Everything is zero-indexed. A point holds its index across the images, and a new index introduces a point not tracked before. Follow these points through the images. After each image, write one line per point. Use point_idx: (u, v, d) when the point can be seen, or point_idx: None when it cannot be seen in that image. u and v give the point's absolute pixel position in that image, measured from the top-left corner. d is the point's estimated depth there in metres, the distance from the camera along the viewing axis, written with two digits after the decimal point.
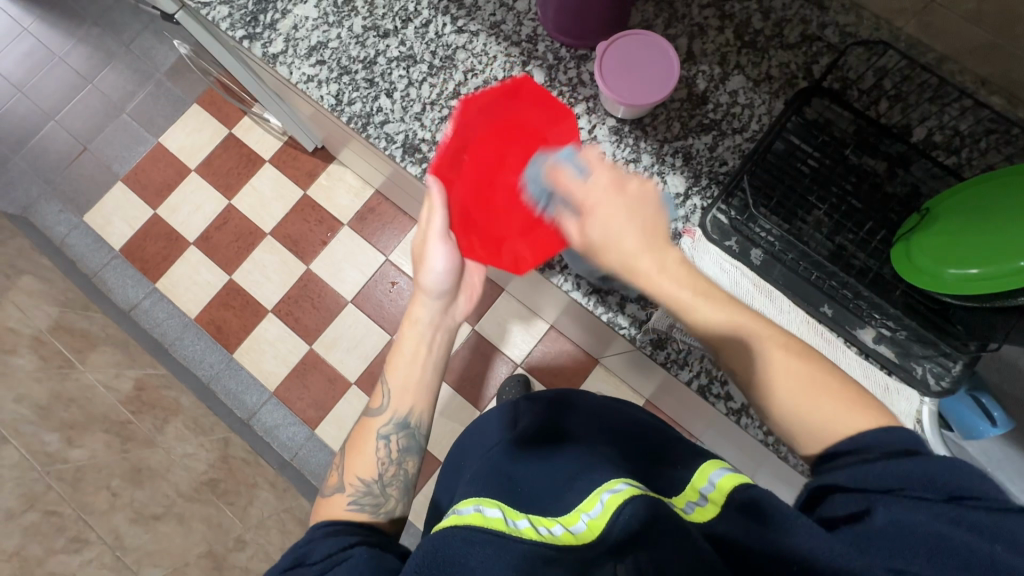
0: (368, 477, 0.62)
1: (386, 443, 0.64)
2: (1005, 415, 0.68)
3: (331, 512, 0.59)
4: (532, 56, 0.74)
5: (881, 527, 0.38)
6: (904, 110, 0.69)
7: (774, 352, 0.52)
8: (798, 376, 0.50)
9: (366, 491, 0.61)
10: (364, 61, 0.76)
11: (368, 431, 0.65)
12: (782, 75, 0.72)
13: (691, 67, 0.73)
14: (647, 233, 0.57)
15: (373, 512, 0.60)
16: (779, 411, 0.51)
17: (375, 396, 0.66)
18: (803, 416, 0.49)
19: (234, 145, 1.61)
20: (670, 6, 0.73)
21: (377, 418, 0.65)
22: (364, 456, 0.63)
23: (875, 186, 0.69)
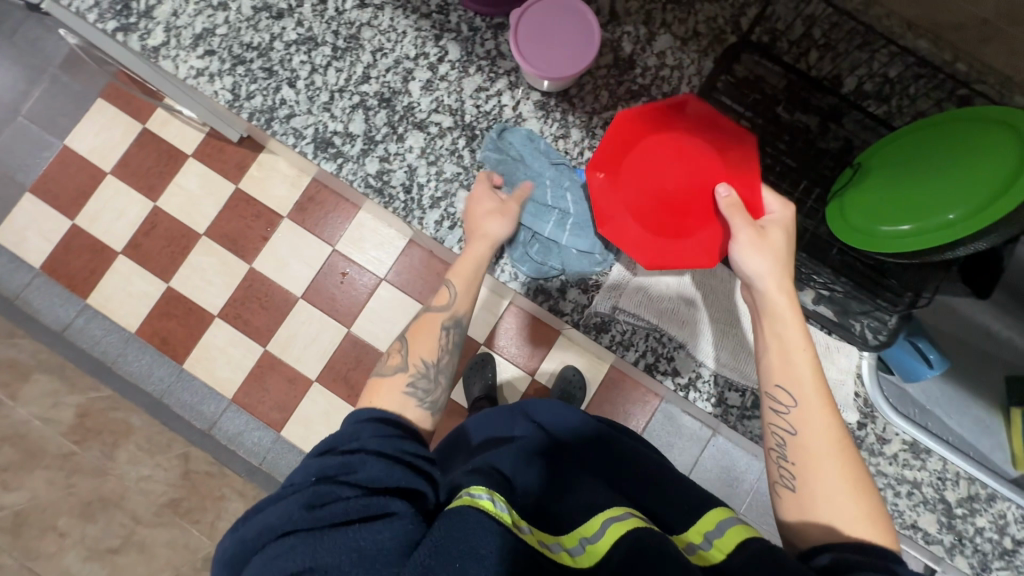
0: (429, 363, 0.58)
1: (446, 334, 0.61)
2: (939, 356, 0.70)
3: (383, 397, 0.55)
4: (444, 28, 0.68)
5: None
6: (833, 59, 0.67)
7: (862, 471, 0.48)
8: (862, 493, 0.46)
9: (423, 375, 0.58)
10: (259, 48, 0.68)
11: (431, 320, 0.61)
12: (709, 31, 0.68)
13: (615, 29, 0.68)
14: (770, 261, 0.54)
15: (428, 408, 0.56)
16: (838, 511, 0.45)
17: (438, 291, 0.61)
18: (813, 506, 0.46)
19: (150, 141, 1.48)
20: None
21: (440, 312, 0.61)
22: (425, 341, 0.60)
23: (808, 143, 0.67)
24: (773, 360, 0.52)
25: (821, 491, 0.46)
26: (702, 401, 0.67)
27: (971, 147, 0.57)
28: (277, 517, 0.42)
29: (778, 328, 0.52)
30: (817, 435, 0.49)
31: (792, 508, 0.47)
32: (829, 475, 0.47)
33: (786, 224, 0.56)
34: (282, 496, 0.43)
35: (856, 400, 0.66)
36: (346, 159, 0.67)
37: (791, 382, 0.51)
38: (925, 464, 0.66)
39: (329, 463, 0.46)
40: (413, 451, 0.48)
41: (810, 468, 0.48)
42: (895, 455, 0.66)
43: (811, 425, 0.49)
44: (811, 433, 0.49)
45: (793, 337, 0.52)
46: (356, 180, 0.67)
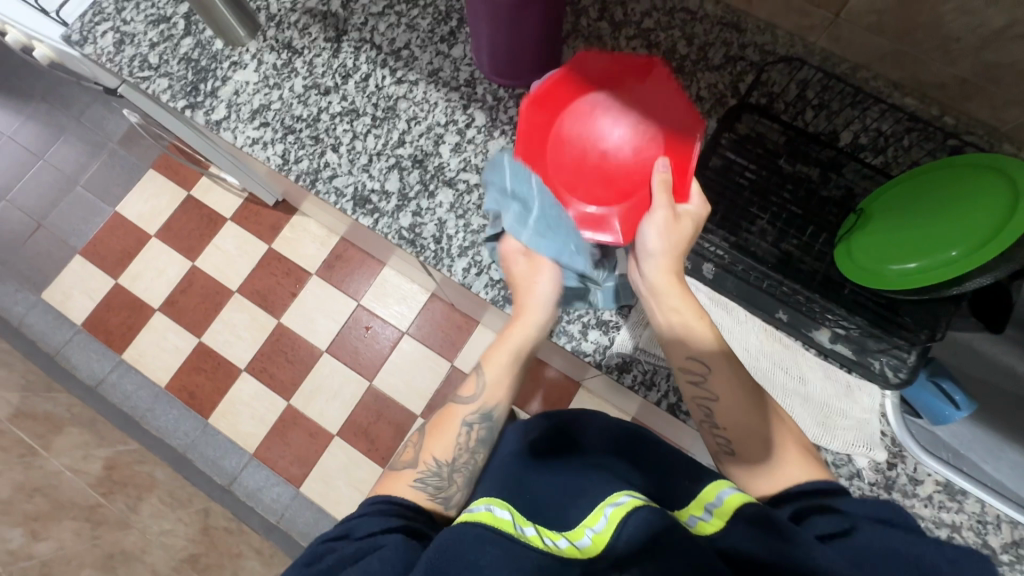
0: (443, 460, 0.61)
1: (468, 430, 0.63)
2: (965, 397, 0.70)
3: (392, 488, 0.57)
4: (471, 99, 0.76)
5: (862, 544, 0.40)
6: (829, 117, 0.73)
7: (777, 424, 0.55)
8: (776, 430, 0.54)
9: (433, 472, 0.59)
10: (308, 119, 0.77)
11: (454, 414, 0.64)
12: (711, 95, 0.75)
13: None
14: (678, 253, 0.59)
15: (436, 499, 0.58)
16: (769, 452, 0.52)
17: (468, 383, 0.65)
18: (756, 464, 0.52)
19: (193, 206, 1.60)
20: (599, 41, 0.77)
21: (466, 406, 0.64)
22: (443, 438, 0.63)
23: (811, 191, 0.72)
24: (683, 330, 0.58)
25: (751, 437, 0.54)
26: None
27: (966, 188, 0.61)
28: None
29: (676, 307, 0.59)
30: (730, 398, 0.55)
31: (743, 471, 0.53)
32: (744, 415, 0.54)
33: (697, 217, 0.60)
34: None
35: (883, 439, 0.66)
36: (382, 215, 0.73)
37: (700, 354, 0.57)
38: (962, 506, 0.64)
39: (327, 534, 0.49)
40: (411, 512, 0.54)
41: (736, 416, 0.55)
42: (929, 497, 0.64)
43: (724, 388, 0.56)
44: (727, 396, 0.55)
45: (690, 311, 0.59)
46: (390, 233, 0.73)
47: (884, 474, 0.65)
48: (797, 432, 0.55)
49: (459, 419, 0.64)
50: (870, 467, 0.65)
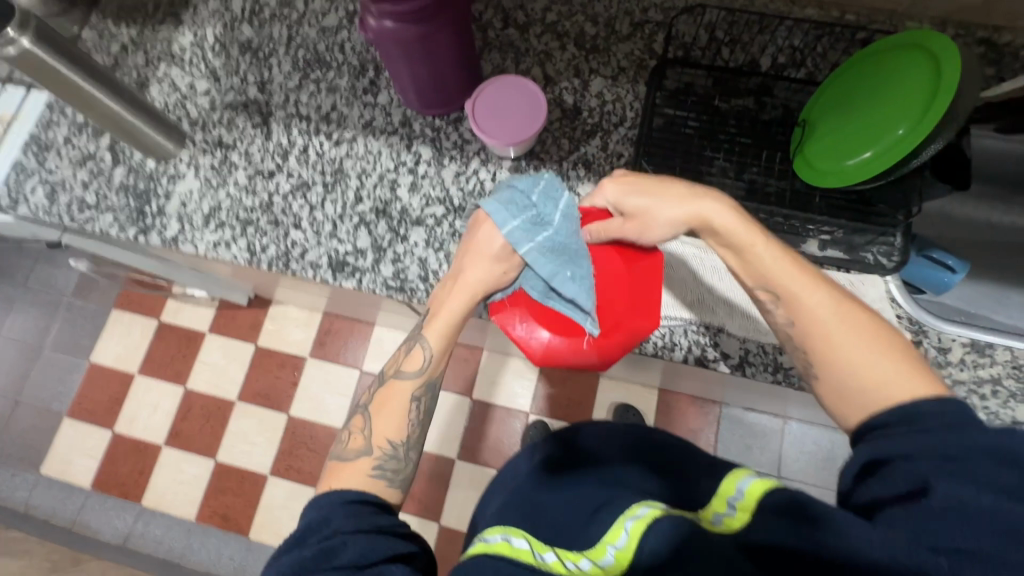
0: (396, 441, 0.58)
1: (417, 405, 0.61)
2: (956, 260, 0.72)
3: (346, 481, 0.55)
4: (412, 136, 0.78)
5: (932, 505, 0.38)
6: (744, 48, 0.76)
7: (869, 330, 0.51)
8: (878, 353, 0.50)
9: (391, 455, 0.57)
10: (261, 206, 0.76)
11: (400, 393, 0.61)
12: (632, 63, 0.78)
13: (555, 88, 0.78)
14: (688, 198, 0.57)
15: (396, 481, 0.57)
16: (857, 369, 0.50)
17: (410, 356, 0.62)
18: (843, 382, 0.51)
19: (168, 332, 1.56)
20: (513, 46, 0.80)
21: (411, 380, 0.61)
22: (393, 416, 0.60)
23: (754, 119, 0.74)
24: (758, 265, 0.55)
25: (839, 361, 0.51)
26: (761, 374, 0.68)
27: (888, 72, 0.65)
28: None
29: (729, 240, 0.56)
30: (809, 320, 0.53)
31: (832, 395, 0.52)
32: (822, 344, 0.52)
33: (615, 197, 0.59)
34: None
35: (901, 322, 0.67)
36: (363, 272, 0.73)
37: (766, 285, 0.55)
38: (994, 359, 0.66)
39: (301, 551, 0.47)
40: (389, 525, 0.50)
41: (816, 340, 0.52)
42: (962, 360, 0.66)
43: (801, 309, 0.53)
44: (806, 317, 0.53)
45: (748, 236, 0.55)
46: (377, 287, 0.73)
47: None
48: (897, 341, 0.50)
49: (406, 394, 0.61)
50: None
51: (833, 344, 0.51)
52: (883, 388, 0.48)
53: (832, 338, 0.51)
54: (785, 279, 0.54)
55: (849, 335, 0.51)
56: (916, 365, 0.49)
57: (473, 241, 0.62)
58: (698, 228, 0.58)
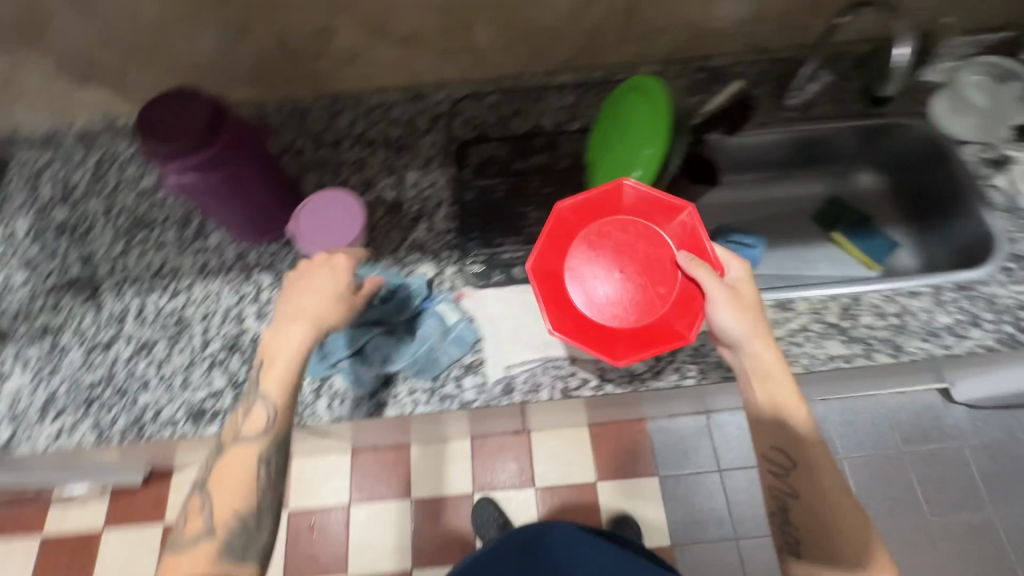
0: (246, 513, 0.57)
1: (263, 468, 0.59)
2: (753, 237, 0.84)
3: (188, 570, 0.55)
4: (250, 267, 0.80)
5: None
6: (526, 116, 0.88)
7: (852, 509, 0.59)
8: (838, 519, 0.59)
9: (238, 529, 0.56)
10: (103, 379, 0.73)
11: (241, 458, 0.58)
12: (437, 150, 0.87)
13: (375, 188, 0.85)
14: (746, 327, 0.61)
15: (246, 556, 0.57)
16: (834, 529, 0.59)
17: (251, 419, 0.59)
18: (828, 543, 0.58)
19: (55, 544, 1.37)
20: (330, 163, 0.88)
21: (253, 444, 0.58)
22: (233, 483, 0.57)
23: (552, 170, 0.85)
24: (759, 392, 0.62)
25: (825, 522, 0.59)
26: (621, 387, 0.71)
27: (624, 106, 0.75)
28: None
29: (766, 377, 0.61)
30: (816, 483, 0.60)
31: (810, 546, 0.59)
32: (805, 496, 0.60)
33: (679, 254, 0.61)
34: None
35: None
36: (224, 413, 0.71)
37: (780, 436, 0.61)
38: (797, 310, 0.74)
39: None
40: None
41: (806, 489, 0.60)
42: (774, 318, 0.73)
43: (807, 468, 0.60)
44: (811, 482, 0.60)
45: (782, 387, 0.61)
46: None
47: None
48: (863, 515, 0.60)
49: (253, 460, 0.58)
50: None
51: (816, 492, 0.60)
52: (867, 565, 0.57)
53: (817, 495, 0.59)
54: (796, 434, 0.60)
55: (832, 496, 0.59)
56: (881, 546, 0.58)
57: (309, 279, 0.61)
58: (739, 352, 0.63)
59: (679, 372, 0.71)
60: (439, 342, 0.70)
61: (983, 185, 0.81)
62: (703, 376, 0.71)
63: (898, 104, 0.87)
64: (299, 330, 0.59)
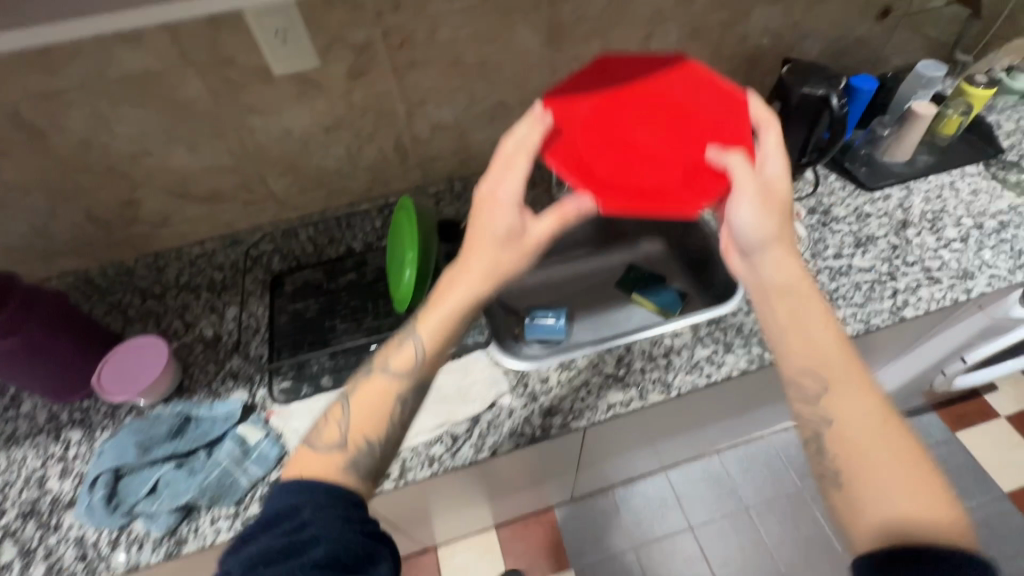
0: (366, 439, 0.53)
1: (402, 404, 0.56)
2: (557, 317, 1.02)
3: (300, 469, 0.52)
4: (60, 427, 0.81)
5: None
6: (337, 244, 1.01)
7: (917, 466, 0.45)
8: (896, 456, 0.46)
9: (354, 455, 0.52)
10: None
11: (378, 391, 0.56)
12: (257, 285, 0.97)
13: (196, 328, 0.91)
14: (784, 240, 0.59)
15: (365, 476, 0.53)
16: (883, 496, 0.45)
17: (400, 354, 0.57)
18: (866, 501, 0.45)
19: None
20: (155, 313, 0.94)
21: (356, 421, 0.54)
22: (364, 411, 0.55)
23: (360, 285, 0.95)
24: (786, 320, 0.56)
25: (865, 487, 0.46)
26: (423, 472, 0.74)
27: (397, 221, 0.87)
28: (293, 504, 0.48)
29: (794, 301, 0.56)
30: (851, 422, 0.49)
31: (846, 503, 0.46)
32: (838, 420, 0.50)
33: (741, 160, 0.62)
34: (286, 509, 0.47)
35: (508, 376, 0.81)
36: None
37: (811, 364, 0.53)
38: (578, 367, 0.81)
39: (250, 558, 0.44)
40: None
41: (852, 457, 0.48)
42: (558, 379, 0.80)
43: (841, 410, 0.50)
44: (844, 417, 0.50)
45: (812, 313, 0.55)
46: None
47: (525, 393, 0.79)
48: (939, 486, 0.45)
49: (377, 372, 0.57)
50: (513, 398, 0.79)
51: (866, 461, 0.47)
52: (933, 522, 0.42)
53: (869, 465, 0.47)
54: (833, 357, 0.53)
55: (884, 457, 0.47)
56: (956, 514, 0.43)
57: (497, 176, 0.61)
58: (764, 269, 0.58)
59: (475, 447, 0.75)
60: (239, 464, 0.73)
61: (723, 234, 0.98)
62: (497, 447, 0.75)
63: None
64: (476, 286, 0.57)
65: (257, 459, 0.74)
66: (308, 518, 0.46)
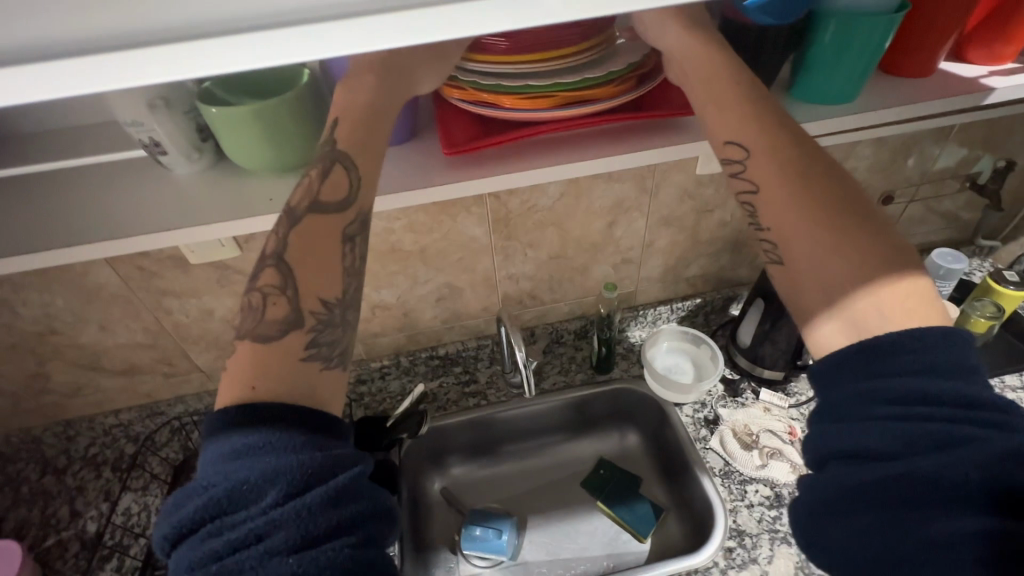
0: (331, 298, 0.45)
1: (352, 248, 0.47)
2: (501, 521, 0.86)
3: (237, 387, 0.39)
4: None
5: (880, 483, 0.34)
6: None
7: (882, 246, 0.41)
8: (841, 242, 0.42)
9: (326, 323, 0.44)
10: None
11: (322, 231, 0.46)
12: (164, 466, 0.86)
13: (80, 519, 0.81)
14: (761, 117, 0.47)
15: (338, 361, 0.44)
16: (833, 266, 0.42)
17: (329, 184, 0.47)
18: (802, 281, 0.44)
19: None
20: (44, 494, 0.84)
21: (332, 213, 0.47)
22: (319, 270, 0.45)
23: None
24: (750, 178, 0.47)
25: (809, 273, 0.43)
26: None
27: None
28: (279, 460, 0.35)
29: (760, 150, 0.47)
30: (797, 248, 0.44)
31: (787, 287, 0.45)
32: (774, 226, 0.45)
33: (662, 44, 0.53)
34: (266, 469, 0.35)
35: None
36: None
37: (768, 201, 0.46)
38: None
39: (231, 535, 0.33)
40: None
41: (802, 272, 0.43)
42: None
43: (792, 232, 0.44)
44: (794, 250, 0.44)
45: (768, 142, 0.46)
46: None
47: None
48: (925, 285, 0.40)
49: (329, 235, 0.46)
50: None
51: (816, 253, 0.43)
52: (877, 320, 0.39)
53: (817, 251, 0.43)
54: (786, 195, 0.45)
55: (848, 238, 0.42)
56: (928, 308, 0.39)
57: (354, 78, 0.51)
58: (723, 137, 0.48)
59: None
60: None
61: (700, 447, 0.82)
62: None
63: (620, 368, 0.95)
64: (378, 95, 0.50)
65: None
66: (272, 514, 0.34)
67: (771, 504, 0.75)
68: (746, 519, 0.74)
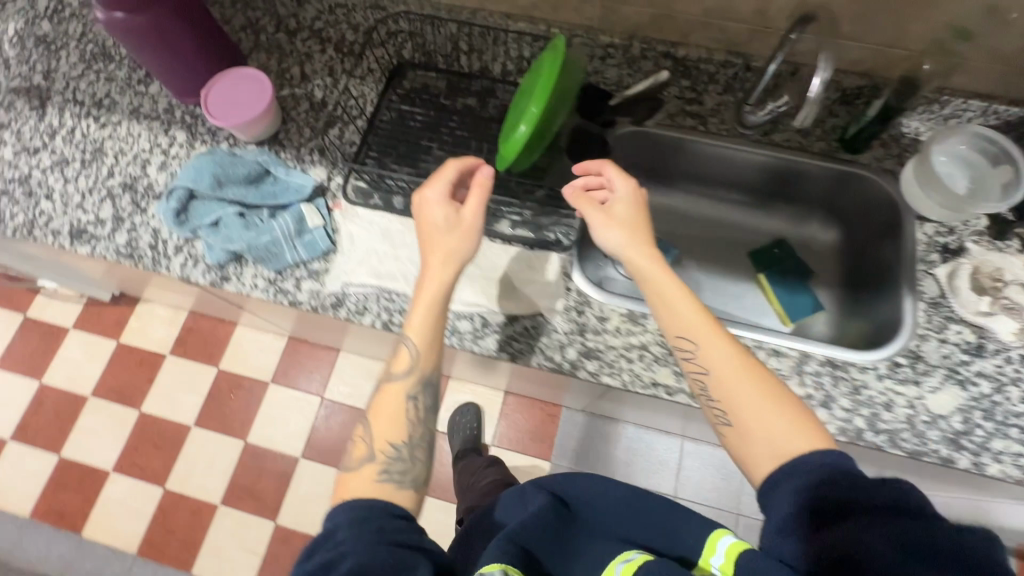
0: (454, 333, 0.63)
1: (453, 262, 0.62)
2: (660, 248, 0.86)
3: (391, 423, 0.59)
4: (172, 123, 0.85)
5: (827, 535, 0.40)
6: (478, 57, 0.86)
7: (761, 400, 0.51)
8: (759, 392, 0.52)
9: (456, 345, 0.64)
10: (20, 180, 0.82)
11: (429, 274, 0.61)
12: (380, 65, 0.86)
13: (307, 85, 0.86)
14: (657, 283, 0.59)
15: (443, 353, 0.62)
16: (759, 417, 0.51)
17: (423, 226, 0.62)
18: (749, 434, 0.51)
19: (32, 327, 1.53)
20: (279, 49, 0.89)
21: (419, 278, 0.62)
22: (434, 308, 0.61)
23: (475, 117, 0.84)
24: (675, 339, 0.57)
25: (754, 430, 0.51)
26: None
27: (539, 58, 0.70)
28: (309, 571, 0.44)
29: (673, 306, 0.57)
30: (722, 371, 0.54)
31: (738, 441, 0.52)
32: (712, 372, 0.54)
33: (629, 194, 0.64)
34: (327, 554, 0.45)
35: (569, 295, 0.71)
36: (98, 240, 0.78)
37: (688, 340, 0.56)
38: (646, 327, 0.70)
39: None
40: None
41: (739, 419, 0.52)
42: (618, 328, 0.70)
43: (717, 362, 0.54)
44: (718, 368, 0.54)
45: (685, 303, 0.57)
46: (109, 253, 0.77)
47: (576, 322, 0.70)
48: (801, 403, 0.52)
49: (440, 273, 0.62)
50: (561, 319, 0.70)
51: (738, 401, 0.52)
52: (783, 447, 0.49)
53: (740, 401, 0.52)
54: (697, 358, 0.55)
55: (760, 394, 0.52)
56: (807, 418, 0.50)
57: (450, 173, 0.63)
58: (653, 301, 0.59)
59: (497, 344, 0.70)
60: (288, 241, 0.73)
61: (922, 269, 0.72)
62: (517, 357, 0.69)
63: (871, 155, 0.78)
64: None
65: (304, 246, 0.73)
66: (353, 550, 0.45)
67: (968, 349, 0.67)
68: (932, 350, 0.68)
